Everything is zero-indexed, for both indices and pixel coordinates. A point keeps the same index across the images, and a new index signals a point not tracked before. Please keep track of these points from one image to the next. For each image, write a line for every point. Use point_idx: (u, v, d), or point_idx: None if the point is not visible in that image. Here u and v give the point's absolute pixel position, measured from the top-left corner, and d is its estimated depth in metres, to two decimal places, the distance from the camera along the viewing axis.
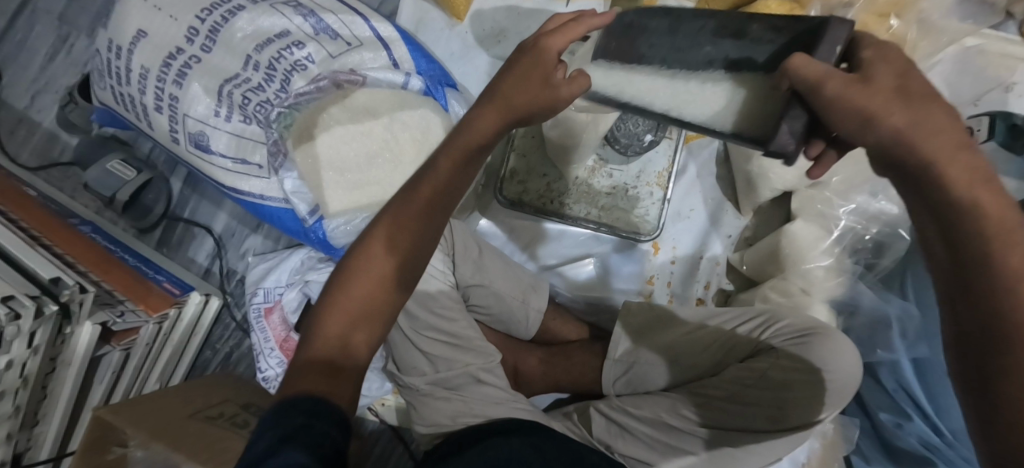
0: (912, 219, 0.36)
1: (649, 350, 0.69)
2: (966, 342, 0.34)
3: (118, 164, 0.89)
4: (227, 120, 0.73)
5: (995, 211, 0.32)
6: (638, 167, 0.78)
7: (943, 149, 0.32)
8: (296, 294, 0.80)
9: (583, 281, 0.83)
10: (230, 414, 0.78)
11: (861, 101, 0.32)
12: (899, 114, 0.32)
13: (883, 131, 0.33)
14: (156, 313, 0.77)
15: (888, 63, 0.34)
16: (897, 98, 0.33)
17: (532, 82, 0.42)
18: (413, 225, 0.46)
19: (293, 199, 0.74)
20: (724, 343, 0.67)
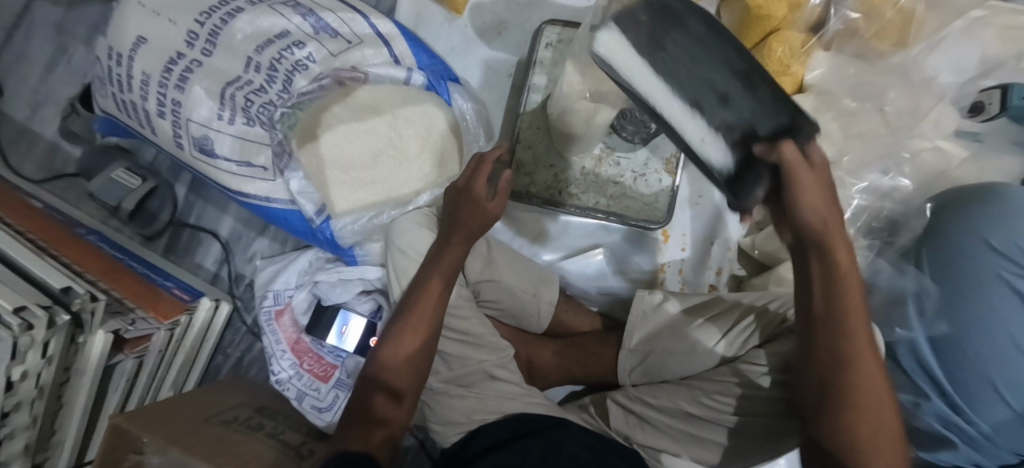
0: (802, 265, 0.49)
1: (667, 339, 0.68)
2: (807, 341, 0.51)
3: (122, 172, 0.89)
4: (230, 123, 0.71)
5: (852, 313, 0.48)
6: (646, 154, 0.76)
7: (840, 241, 0.46)
8: (307, 294, 0.80)
9: (587, 271, 0.81)
10: (245, 418, 0.78)
11: (808, 187, 0.43)
12: (824, 205, 0.44)
13: (815, 209, 0.44)
14: (167, 320, 0.78)
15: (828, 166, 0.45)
16: (829, 189, 0.44)
17: (474, 215, 0.68)
18: (426, 317, 0.66)
19: (299, 200, 0.74)
20: (745, 329, 0.66)
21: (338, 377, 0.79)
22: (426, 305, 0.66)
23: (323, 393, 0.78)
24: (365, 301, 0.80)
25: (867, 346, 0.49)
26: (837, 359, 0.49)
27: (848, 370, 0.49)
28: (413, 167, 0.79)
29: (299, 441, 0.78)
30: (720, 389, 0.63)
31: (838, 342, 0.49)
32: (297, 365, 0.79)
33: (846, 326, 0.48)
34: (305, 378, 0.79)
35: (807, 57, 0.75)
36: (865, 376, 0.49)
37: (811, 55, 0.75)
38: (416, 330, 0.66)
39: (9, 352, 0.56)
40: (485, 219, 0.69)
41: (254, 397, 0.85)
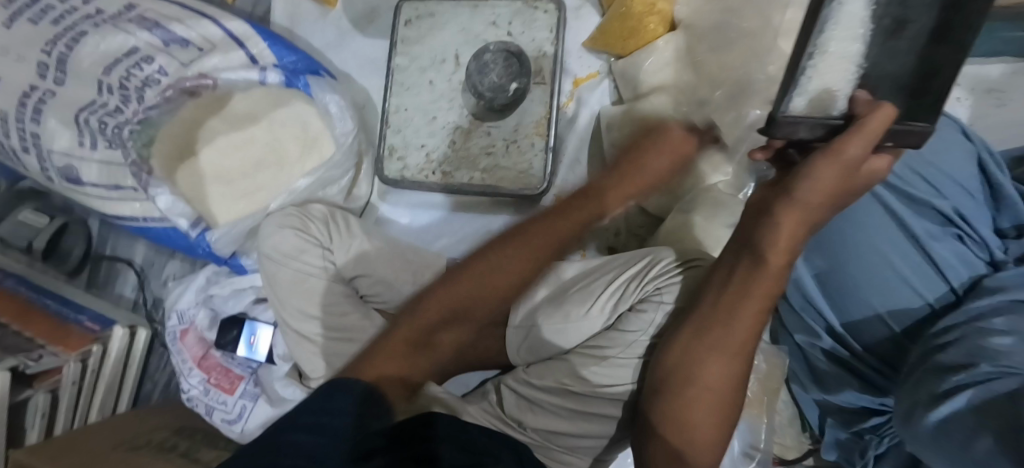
0: (746, 236, 0.48)
1: (544, 312, 0.64)
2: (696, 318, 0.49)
3: (31, 214, 0.91)
4: (93, 149, 0.72)
5: (763, 290, 0.47)
6: (516, 120, 0.72)
7: (783, 248, 0.45)
8: (208, 311, 0.81)
9: (475, 252, 0.80)
10: (160, 439, 0.79)
11: (836, 160, 0.40)
12: (822, 190, 0.42)
13: (811, 182, 0.42)
14: (76, 351, 0.80)
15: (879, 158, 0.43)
16: (849, 168, 0.41)
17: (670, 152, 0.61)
18: (552, 245, 0.60)
19: (171, 217, 0.73)
20: (615, 291, 0.62)
21: (244, 387, 0.78)
22: (543, 241, 0.60)
23: (231, 405, 0.77)
24: (265, 308, 0.79)
25: (750, 329, 0.47)
26: (721, 332, 0.47)
27: (717, 348, 0.47)
28: (292, 168, 0.78)
29: (213, 455, 0.78)
30: (592, 362, 0.59)
31: (726, 313, 0.47)
32: (206, 381, 0.79)
33: (745, 302, 0.47)
34: (213, 393, 0.78)
35: None
36: (724, 369, 0.47)
37: None
38: (505, 275, 0.57)
39: None
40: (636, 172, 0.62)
41: (178, 415, 0.86)
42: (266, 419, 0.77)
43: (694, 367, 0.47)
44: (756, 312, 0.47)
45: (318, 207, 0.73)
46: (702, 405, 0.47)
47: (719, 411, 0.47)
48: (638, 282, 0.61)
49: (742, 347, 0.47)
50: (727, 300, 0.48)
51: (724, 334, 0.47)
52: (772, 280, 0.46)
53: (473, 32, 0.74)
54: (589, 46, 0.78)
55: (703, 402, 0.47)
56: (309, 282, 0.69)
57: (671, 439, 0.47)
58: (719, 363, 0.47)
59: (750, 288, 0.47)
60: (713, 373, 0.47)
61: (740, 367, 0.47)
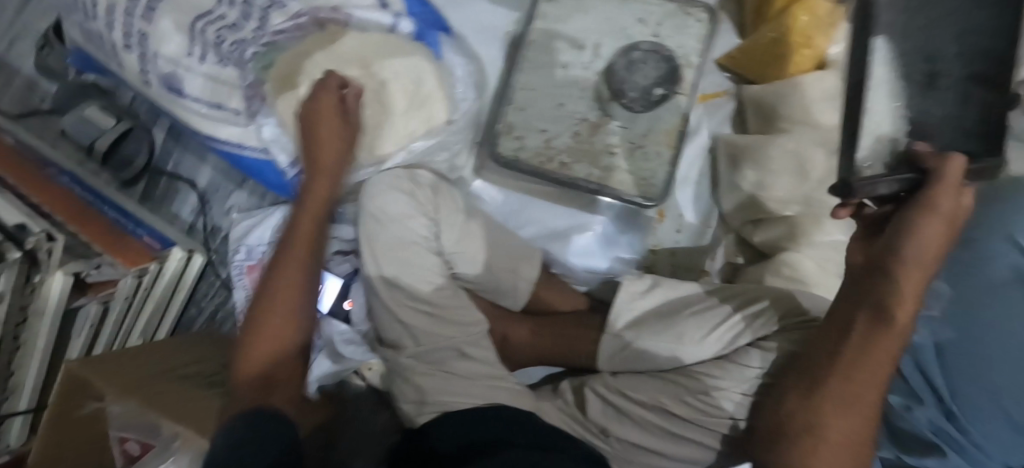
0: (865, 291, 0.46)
1: (651, 328, 0.64)
2: (806, 375, 0.48)
3: (96, 112, 0.86)
4: (201, 61, 0.67)
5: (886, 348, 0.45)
6: (648, 123, 0.70)
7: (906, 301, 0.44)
8: (280, 251, 0.76)
9: (565, 246, 0.78)
10: (210, 374, 0.77)
11: None
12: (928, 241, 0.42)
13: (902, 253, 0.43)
14: (134, 266, 0.75)
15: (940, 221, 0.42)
16: (939, 219, 0.42)
17: None
18: (292, 263, 0.62)
19: (272, 150, 0.69)
20: (734, 324, 0.60)
21: (310, 338, 0.77)
22: (284, 273, 0.61)
23: None
24: (342, 263, 0.77)
25: (876, 380, 0.45)
26: (838, 391, 0.46)
27: (836, 405, 0.45)
28: (396, 125, 0.72)
29: (263, 401, 0.75)
30: (700, 390, 0.57)
31: (854, 371, 0.45)
32: None
33: (870, 360, 0.45)
34: None
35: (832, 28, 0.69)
36: (851, 415, 0.45)
37: (835, 26, 0.69)
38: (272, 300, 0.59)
39: None
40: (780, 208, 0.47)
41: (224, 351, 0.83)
42: (327, 373, 0.77)
43: (818, 424, 0.46)
44: (884, 367, 0.45)
45: (426, 175, 0.72)
46: (830, 465, 0.45)
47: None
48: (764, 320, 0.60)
49: (868, 408, 0.45)
50: (848, 357, 0.46)
51: (852, 394, 0.45)
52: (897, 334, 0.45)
53: (618, 25, 0.71)
54: (722, 62, 0.79)
55: (830, 462, 0.45)
56: (408, 250, 0.66)
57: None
58: (844, 423, 0.45)
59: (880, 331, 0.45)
60: (840, 433, 0.45)
61: (864, 423, 0.45)
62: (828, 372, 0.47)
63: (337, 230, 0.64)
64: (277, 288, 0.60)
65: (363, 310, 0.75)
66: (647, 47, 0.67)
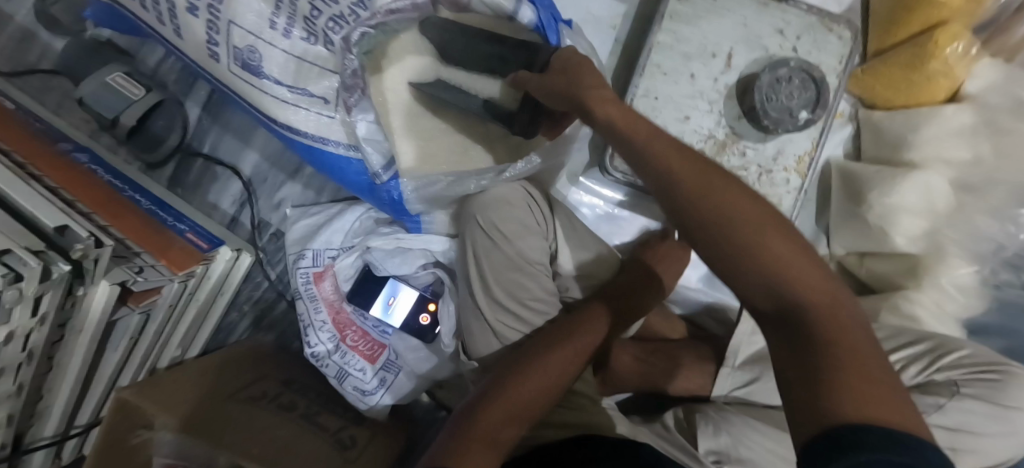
0: (711, 242, 0.37)
1: None
2: (800, 385, 0.31)
3: (121, 77, 0.72)
4: (285, 35, 0.54)
5: (746, 207, 0.37)
6: (776, 146, 0.65)
7: (765, 248, 0.35)
8: (355, 259, 0.69)
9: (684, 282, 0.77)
10: (274, 395, 0.68)
11: (717, 199, 0.38)
12: (731, 198, 0.38)
13: (710, 203, 0.38)
14: (181, 271, 0.64)
15: (687, 162, 0.40)
16: (709, 171, 0.39)
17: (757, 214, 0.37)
18: (565, 358, 0.54)
19: (365, 147, 0.60)
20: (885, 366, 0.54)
21: (387, 358, 0.70)
22: (543, 372, 0.53)
23: (369, 375, 0.69)
24: (421, 274, 0.71)
25: (849, 326, 0.32)
26: (821, 384, 0.30)
27: (818, 393, 0.30)
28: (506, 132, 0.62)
29: (337, 424, 0.68)
30: None
31: (720, 236, 0.37)
32: (339, 340, 0.69)
33: (743, 223, 0.37)
34: (348, 356, 0.69)
35: (974, 61, 0.63)
36: (859, 377, 0.30)
37: (977, 60, 0.64)
38: (533, 382, 0.52)
39: None
40: (717, 174, 0.39)
41: (276, 362, 0.74)
42: (405, 394, 0.70)
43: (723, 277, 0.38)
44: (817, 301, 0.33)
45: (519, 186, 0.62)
46: (850, 385, 0.29)
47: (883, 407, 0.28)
48: (924, 364, 0.53)
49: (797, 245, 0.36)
50: (827, 341, 0.32)
51: (752, 259, 0.35)
52: (733, 184, 0.38)
53: (755, 33, 0.64)
54: (851, 89, 0.73)
55: (851, 375, 0.30)
56: (519, 274, 0.60)
57: (829, 413, 0.29)
58: (797, 281, 0.34)
59: (776, 287, 0.35)
60: (780, 273, 0.35)
61: (839, 291, 0.34)
62: (826, 358, 0.31)
63: (579, 342, 0.56)
64: (544, 374, 0.53)
65: (451, 327, 0.67)
66: (795, 64, 0.61)
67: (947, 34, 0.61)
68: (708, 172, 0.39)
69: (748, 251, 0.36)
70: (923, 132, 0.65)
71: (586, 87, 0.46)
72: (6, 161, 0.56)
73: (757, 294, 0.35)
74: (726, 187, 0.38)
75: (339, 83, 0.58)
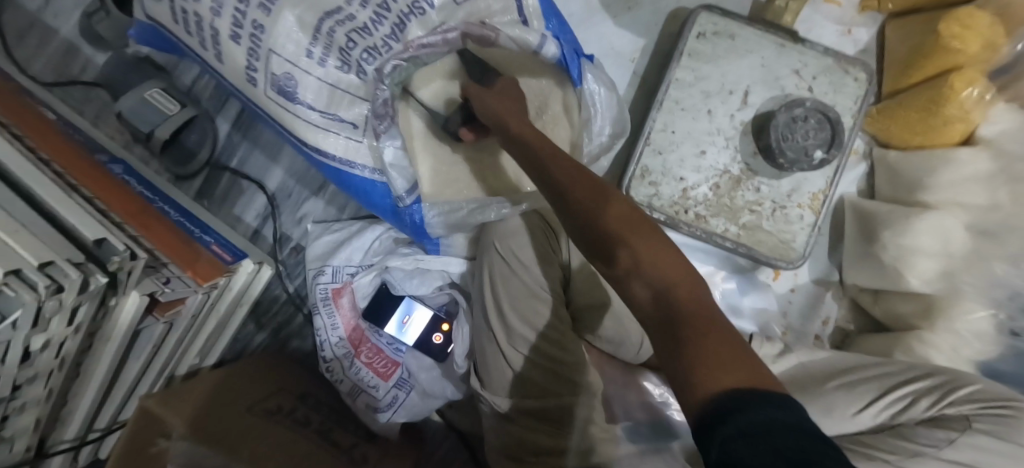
0: (587, 245, 0.39)
1: (804, 377, 0.63)
2: (666, 352, 0.31)
3: (158, 93, 0.75)
4: (320, 64, 0.57)
5: (623, 212, 0.37)
6: (791, 184, 0.66)
7: (616, 230, 0.36)
8: (373, 277, 0.72)
9: None
10: (290, 409, 0.69)
11: (580, 201, 0.39)
12: (584, 201, 0.39)
13: (576, 210, 0.39)
14: (206, 282, 0.65)
15: (565, 168, 0.42)
16: (583, 176, 0.41)
17: (616, 205, 0.38)
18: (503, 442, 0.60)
19: (391, 173, 0.63)
20: (896, 401, 0.56)
21: (400, 376, 0.71)
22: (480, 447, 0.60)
23: (382, 392, 0.71)
24: (438, 294, 0.73)
25: (691, 293, 0.32)
26: (681, 357, 0.30)
27: (688, 362, 0.29)
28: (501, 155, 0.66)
29: (350, 441, 0.69)
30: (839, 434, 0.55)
31: (589, 233, 0.38)
32: (353, 356, 0.70)
33: (619, 226, 0.36)
34: (362, 371, 0.70)
35: (989, 105, 0.65)
36: (710, 345, 0.29)
37: (992, 104, 0.65)
38: None
39: (31, 319, 0.44)
40: (590, 178, 0.41)
41: (291, 375, 0.76)
42: (416, 413, 0.72)
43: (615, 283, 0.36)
44: (674, 270, 0.34)
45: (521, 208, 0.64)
46: (708, 364, 0.28)
47: (744, 375, 0.28)
48: (935, 399, 0.54)
49: (668, 245, 0.35)
50: (682, 312, 0.31)
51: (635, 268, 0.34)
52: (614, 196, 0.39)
53: (772, 73, 0.66)
54: (867, 129, 0.74)
55: (708, 346, 0.29)
56: (536, 302, 0.62)
57: (699, 399, 0.28)
58: (660, 270, 0.33)
59: (630, 270, 0.35)
60: (647, 255, 0.34)
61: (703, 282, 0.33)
62: (685, 326, 0.31)
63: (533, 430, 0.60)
64: None
65: (465, 349, 0.69)
66: (810, 105, 0.62)
67: (962, 77, 0.62)
68: (597, 189, 0.39)
69: (610, 243, 0.36)
70: (938, 175, 0.66)
71: (523, 126, 0.50)
72: (47, 171, 0.58)
73: (617, 276, 0.36)
74: (612, 201, 0.38)
75: (368, 110, 0.60)
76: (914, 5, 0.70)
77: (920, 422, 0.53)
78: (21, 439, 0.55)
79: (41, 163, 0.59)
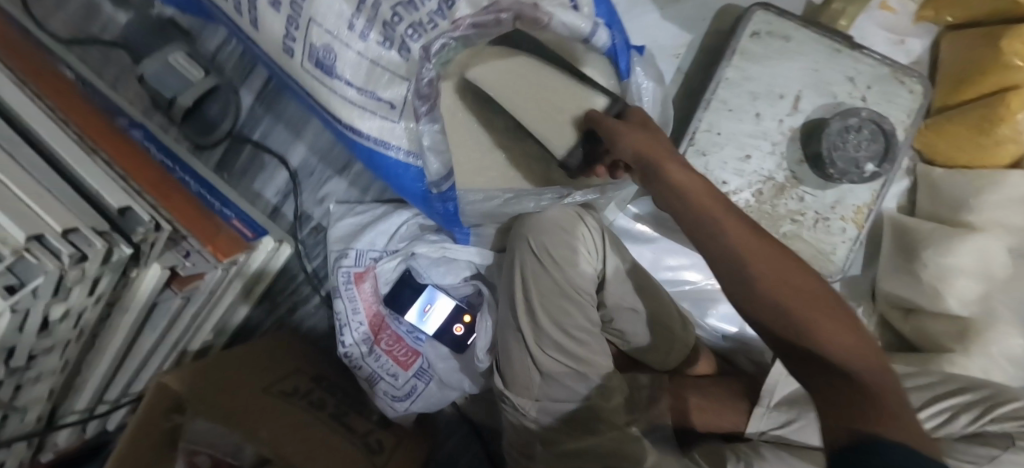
0: (718, 268, 0.41)
1: None
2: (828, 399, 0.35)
3: (182, 58, 0.73)
4: (362, 37, 0.54)
5: (756, 242, 0.40)
6: (835, 195, 0.64)
7: (762, 268, 0.39)
8: (397, 264, 0.70)
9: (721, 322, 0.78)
10: (306, 392, 0.68)
11: (719, 224, 0.41)
12: (728, 225, 0.41)
13: (719, 234, 0.41)
14: (226, 259, 0.62)
15: (692, 182, 0.44)
16: (710, 195, 0.43)
17: (757, 238, 0.41)
18: None
19: (427, 157, 0.60)
20: (934, 418, 0.55)
21: (419, 366, 0.70)
22: None
23: (401, 381, 0.69)
24: (462, 285, 0.71)
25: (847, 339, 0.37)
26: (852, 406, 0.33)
27: (858, 411, 0.33)
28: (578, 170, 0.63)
29: (365, 427, 0.69)
30: None
31: (732, 259, 0.40)
32: (373, 343, 0.69)
33: (767, 260, 0.39)
34: (381, 359, 0.69)
35: None
36: (883, 397, 0.33)
37: None
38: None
39: (52, 287, 0.41)
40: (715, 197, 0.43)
41: (306, 356, 0.74)
42: (433, 403, 0.71)
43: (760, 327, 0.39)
44: (824, 315, 0.37)
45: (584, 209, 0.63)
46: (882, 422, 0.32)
47: (915, 436, 0.31)
48: (974, 415, 0.53)
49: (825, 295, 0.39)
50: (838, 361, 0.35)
51: (772, 301, 0.38)
52: (765, 237, 0.41)
53: (825, 79, 0.63)
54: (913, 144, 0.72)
55: (877, 400, 0.33)
56: (568, 302, 0.60)
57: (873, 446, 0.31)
58: (823, 323, 0.37)
59: (779, 312, 0.38)
60: (795, 297, 0.38)
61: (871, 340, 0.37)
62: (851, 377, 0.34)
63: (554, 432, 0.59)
64: None
65: (487, 341, 0.67)
66: (865, 115, 0.60)
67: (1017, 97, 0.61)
68: (745, 224, 0.41)
69: (746, 273, 0.39)
70: (985, 195, 0.64)
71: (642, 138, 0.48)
72: (69, 132, 0.55)
73: (758, 307, 0.39)
74: (760, 240, 0.40)
75: (409, 90, 0.57)
76: (971, 17, 0.67)
77: (958, 438, 0.52)
78: (32, 409, 0.53)
79: (62, 124, 0.56)
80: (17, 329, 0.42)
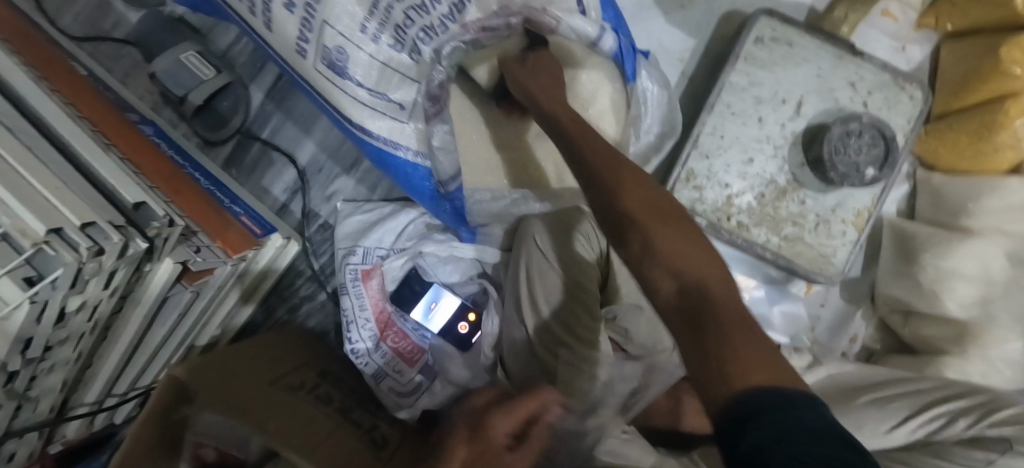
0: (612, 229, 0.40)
1: (834, 391, 0.63)
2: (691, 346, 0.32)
3: (194, 56, 0.73)
4: (374, 40, 0.55)
5: (646, 201, 0.40)
6: (836, 199, 0.65)
7: (646, 218, 0.38)
8: (404, 261, 0.71)
9: None
10: (312, 387, 0.68)
11: (611, 183, 0.41)
12: (622, 183, 0.41)
13: (615, 195, 0.41)
14: (235, 254, 0.63)
15: (592, 147, 0.45)
16: (612, 163, 0.43)
17: (653, 201, 0.40)
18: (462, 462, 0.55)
19: (437, 156, 0.63)
20: (932, 420, 0.56)
21: (425, 362, 0.71)
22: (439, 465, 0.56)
23: (407, 378, 0.70)
24: (468, 283, 0.73)
25: (723, 293, 0.34)
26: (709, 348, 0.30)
27: (710, 351, 0.30)
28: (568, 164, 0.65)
29: (370, 423, 0.69)
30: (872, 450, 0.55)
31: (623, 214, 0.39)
32: (379, 340, 0.70)
33: (656, 216, 0.39)
34: (387, 355, 0.70)
35: None
36: (746, 339, 0.30)
37: None
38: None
39: (70, 281, 0.42)
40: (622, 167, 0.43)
41: (312, 352, 0.75)
42: (439, 400, 0.70)
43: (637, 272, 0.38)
44: (705, 268, 0.35)
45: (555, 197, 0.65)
46: (741, 364, 0.29)
47: (774, 379, 0.28)
48: (973, 418, 0.54)
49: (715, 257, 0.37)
50: (714, 306, 0.32)
51: (651, 250, 0.37)
52: (653, 190, 0.41)
53: (828, 85, 0.65)
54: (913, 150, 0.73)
55: (741, 344, 0.30)
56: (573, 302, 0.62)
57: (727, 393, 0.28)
58: (703, 272, 0.35)
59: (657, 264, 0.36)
60: (678, 249, 0.36)
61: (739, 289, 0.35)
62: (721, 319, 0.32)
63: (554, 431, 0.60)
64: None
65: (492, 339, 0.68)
66: (866, 120, 0.61)
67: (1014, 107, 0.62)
68: (635, 184, 0.41)
69: (638, 227, 0.38)
70: (985, 201, 0.65)
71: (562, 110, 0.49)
72: (85, 128, 0.56)
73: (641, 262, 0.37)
74: (647, 197, 0.40)
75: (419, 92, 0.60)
76: (973, 25, 0.68)
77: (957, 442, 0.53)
78: (46, 400, 0.54)
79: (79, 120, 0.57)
80: (36, 320, 0.43)
